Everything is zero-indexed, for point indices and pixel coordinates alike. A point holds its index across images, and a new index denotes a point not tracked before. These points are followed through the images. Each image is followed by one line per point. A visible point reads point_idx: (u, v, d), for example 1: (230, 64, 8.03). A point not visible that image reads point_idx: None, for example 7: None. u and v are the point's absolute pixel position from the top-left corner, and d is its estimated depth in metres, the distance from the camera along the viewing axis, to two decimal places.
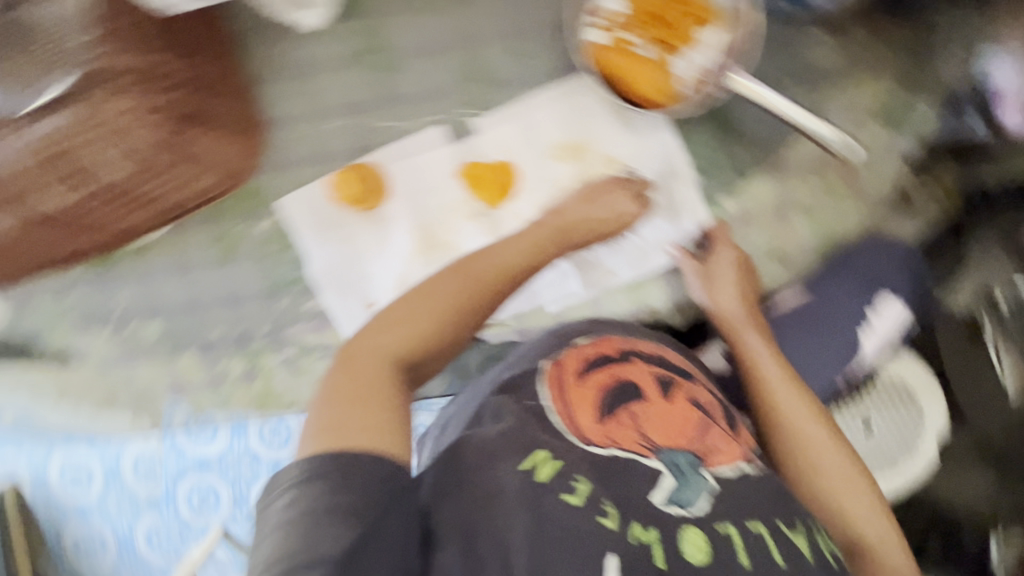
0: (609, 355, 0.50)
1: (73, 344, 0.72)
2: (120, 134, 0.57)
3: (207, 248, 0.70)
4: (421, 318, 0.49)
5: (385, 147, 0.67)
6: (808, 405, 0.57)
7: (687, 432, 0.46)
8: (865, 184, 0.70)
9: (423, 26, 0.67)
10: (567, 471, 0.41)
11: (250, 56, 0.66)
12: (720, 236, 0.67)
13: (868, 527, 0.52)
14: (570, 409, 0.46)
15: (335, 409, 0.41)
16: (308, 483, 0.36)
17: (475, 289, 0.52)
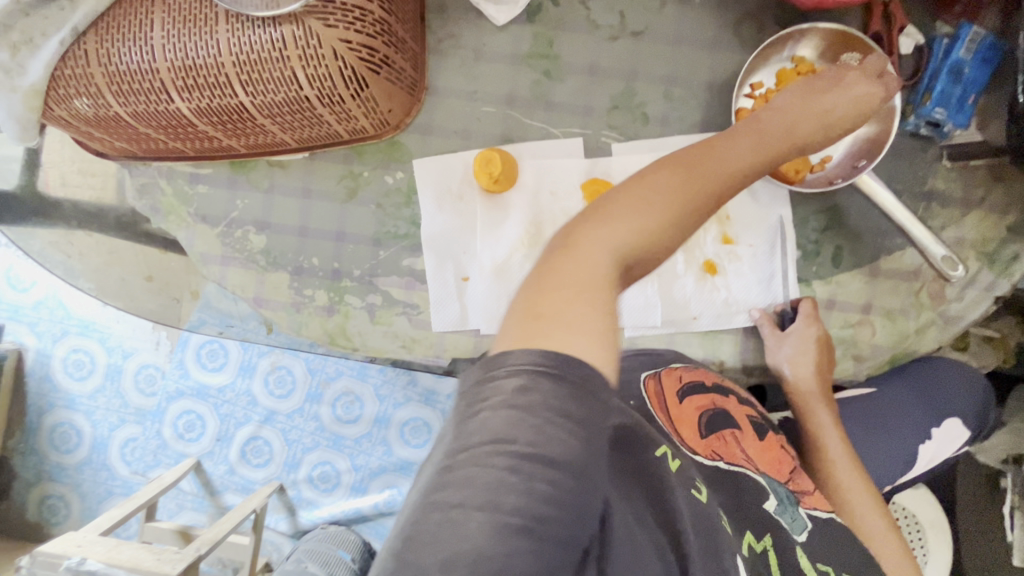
0: (704, 382, 0.53)
1: (181, 232, 0.76)
2: (311, 63, 0.58)
3: (335, 184, 0.75)
4: (654, 205, 0.40)
5: (526, 144, 0.73)
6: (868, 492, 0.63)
7: (783, 471, 0.49)
8: (952, 310, 0.71)
9: (592, 47, 0.72)
10: (689, 471, 0.42)
11: (435, 28, 0.73)
12: (810, 312, 0.68)
13: None
14: (673, 419, 0.48)
15: (531, 311, 0.36)
16: (539, 375, 0.32)
17: (690, 194, 0.41)
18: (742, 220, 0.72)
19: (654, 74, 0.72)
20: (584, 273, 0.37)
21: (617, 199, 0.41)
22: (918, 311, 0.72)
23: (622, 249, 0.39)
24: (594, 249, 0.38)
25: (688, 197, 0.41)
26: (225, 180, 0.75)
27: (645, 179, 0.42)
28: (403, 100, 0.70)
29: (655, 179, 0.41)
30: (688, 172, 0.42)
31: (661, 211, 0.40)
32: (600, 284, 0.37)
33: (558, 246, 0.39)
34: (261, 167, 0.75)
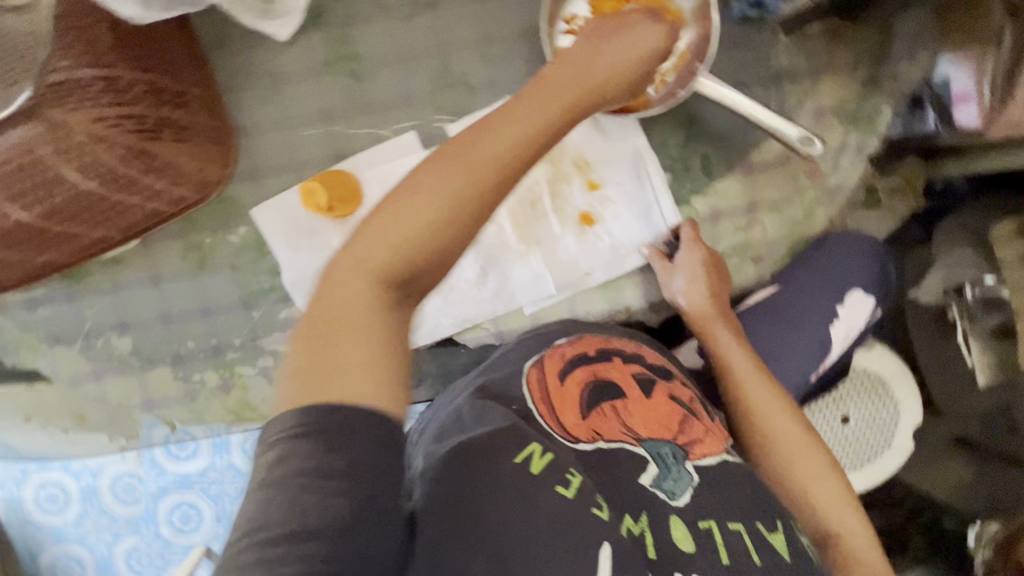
0: (589, 354, 0.50)
1: (43, 362, 0.70)
2: (85, 147, 0.53)
3: (180, 259, 0.69)
4: (413, 219, 0.38)
5: (357, 155, 0.67)
6: (778, 398, 0.58)
7: (670, 427, 0.47)
8: (832, 181, 0.69)
9: (391, 32, 0.66)
10: (559, 462, 0.41)
11: (219, 64, 0.65)
12: (691, 236, 0.66)
13: (836, 516, 0.52)
14: (552, 407, 0.46)
15: (328, 338, 0.36)
16: (296, 439, 0.32)
17: (491, 166, 0.40)
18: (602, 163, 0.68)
19: (464, 40, 0.67)
20: (376, 282, 0.37)
21: (416, 183, 0.39)
22: (802, 195, 0.69)
23: (418, 247, 0.38)
24: (388, 252, 0.38)
25: (489, 172, 0.40)
26: (64, 294, 0.69)
27: (444, 156, 0.40)
28: (210, 155, 0.63)
29: (455, 157, 0.40)
30: (494, 138, 0.41)
31: (461, 191, 0.39)
32: (394, 288, 0.38)
33: (355, 247, 0.38)
34: (95, 268, 0.69)
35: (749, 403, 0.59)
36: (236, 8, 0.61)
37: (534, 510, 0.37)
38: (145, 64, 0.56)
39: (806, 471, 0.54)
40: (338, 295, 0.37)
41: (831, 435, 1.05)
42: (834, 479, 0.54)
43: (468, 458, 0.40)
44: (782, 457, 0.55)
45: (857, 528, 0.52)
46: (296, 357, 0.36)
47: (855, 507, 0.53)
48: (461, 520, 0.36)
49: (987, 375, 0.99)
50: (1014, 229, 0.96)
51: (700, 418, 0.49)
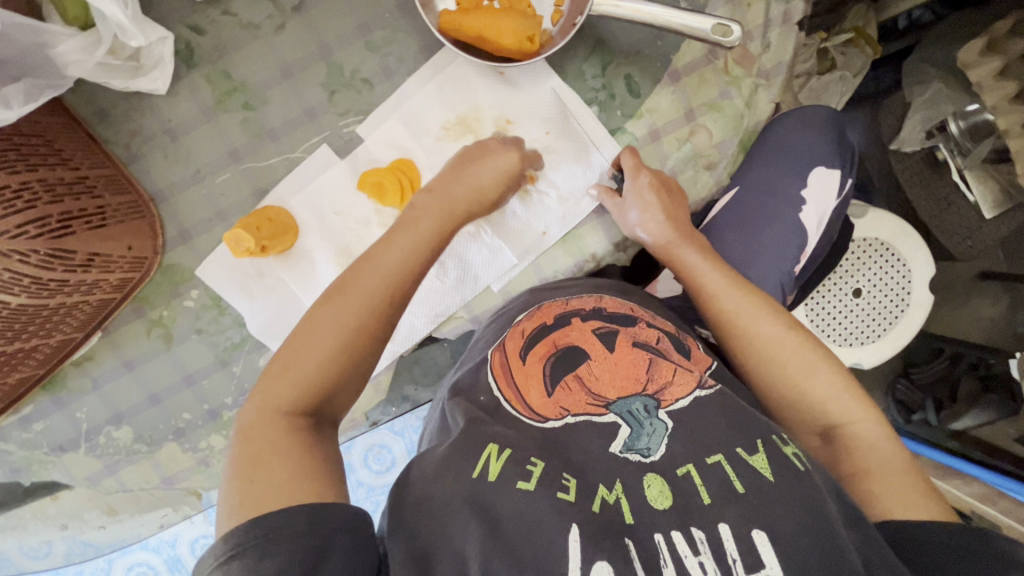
0: (546, 324, 0.57)
1: (57, 473, 0.70)
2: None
3: (147, 338, 0.67)
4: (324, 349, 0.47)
5: (277, 186, 0.64)
6: (761, 306, 0.57)
7: (638, 378, 0.52)
8: (767, 62, 0.65)
9: (270, 49, 0.62)
10: (520, 457, 0.46)
11: (114, 137, 0.63)
12: (631, 163, 0.63)
13: (837, 407, 0.52)
14: (520, 388, 0.53)
15: (271, 438, 0.44)
16: (229, 561, 0.38)
17: (403, 272, 0.52)
18: (523, 119, 0.64)
19: (346, 35, 0.63)
20: (308, 388, 0.47)
21: (345, 288, 0.50)
22: (739, 86, 0.65)
23: (337, 355, 0.48)
24: (314, 357, 0.47)
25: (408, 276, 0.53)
26: (51, 405, 0.68)
27: (365, 268, 0.52)
28: (138, 229, 0.62)
29: (372, 269, 0.52)
30: (405, 252, 0.53)
31: (371, 309, 0.50)
32: (322, 389, 0.47)
33: (291, 344, 0.48)
34: (69, 372, 0.68)
35: (731, 319, 0.57)
36: (104, 74, 0.58)
37: (491, 511, 0.43)
38: (34, 161, 0.51)
39: (796, 374, 0.54)
40: (277, 397, 0.46)
41: (844, 312, 1.00)
42: (828, 373, 0.53)
43: (427, 479, 0.46)
44: (769, 367, 0.55)
45: (859, 415, 0.52)
46: (241, 452, 0.44)
47: (855, 395, 0.52)
48: (431, 536, 0.42)
49: (992, 206, 0.98)
50: (982, 49, 0.86)
51: (666, 357, 0.54)
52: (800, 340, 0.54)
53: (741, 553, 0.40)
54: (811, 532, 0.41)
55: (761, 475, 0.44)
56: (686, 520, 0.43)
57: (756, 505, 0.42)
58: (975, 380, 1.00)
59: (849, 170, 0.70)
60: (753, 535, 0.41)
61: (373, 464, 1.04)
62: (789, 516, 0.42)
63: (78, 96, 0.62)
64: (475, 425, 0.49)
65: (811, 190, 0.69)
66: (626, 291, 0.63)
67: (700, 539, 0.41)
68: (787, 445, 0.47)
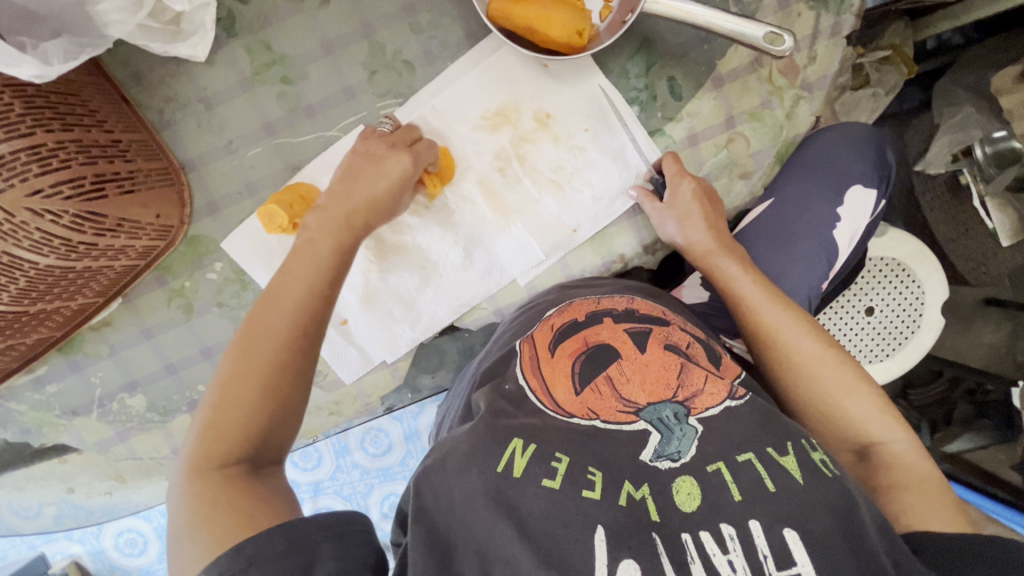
0: (577, 320, 0.57)
1: (67, 436, 0.70)
2: (25, 231, 0.47)
3: (168, 307, 0.67)
4: (240, 391, 0.47)
5: (312, 164, 0.64)
6: (799, 320, 0.57)
7: (668, 383, 0.51)
8: (811, 75, 0.64)
9: (312, 24, 0.61)
10: (544, 453, 0.46)
11: (149, 101, 0.62)
12: (674, 168, 0.62)
13: (873, 425, 0.53)
14: (547, 382, 0.53)
15: (207, 496, 0.43)
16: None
17: (314, 304, 0.52)
18: (564, 112, 0.64)
19: (391, 15, 0.61)
20: (238, 441, 0.46)
21: (258, 331, 0.49)
22: (781, 97, 0.64)
23: (260, 400, 0.47)
24: (243, 404, 0.46)
25: (325, 284, 0.53)
26: (65, 367, 0.67)
27: (257, 336, 0.49)
28: (167, 197, 0.61)
29: (280, 304, 0.51)
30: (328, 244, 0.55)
31: (286, 348, 0.49)
32: (256, 433, 0.46)
33: (227, 394, 0.47)
34: (88, 336, 0.67)
35: (772, 332, 0.57)
36: (143, 37, 0.56)
37: (516, 509, 0.43)
38: (70, 121, 0.51)
39: (835, 393, 0.54)
40: (198, 456, 0.45)
41: (856, 330, 1.01)
42: (868, 394, 0.54)
43: (449, 470, 0.46)
44: (805, 382, 0.55)
45: (897, 436, 0.53)
46: (194, 502, 0.43)
47: (892, 414, 0.53)
48: (455, 530, 0.43)
49: (1009, 234, 0.96)
50: (1016, 77, 0.84)
51: (694, 363, 0.53)
52: (838, 358, 0.55)
53: (772, 548, 0.41)
54: (837, 535, 0.42)
55: (792, 476, 0.45)
56: (716, 516, 0.43)
57: (785, 504, 0.43)
58: (970, 404, 1.02)
59: (885, 190, 0.70)
60: (783, 532, 0.42)
61: (368, 447, 1.04)
62: (817, 518, 0.42)
63: (116, 58, 0.60)
64: (497, 418, 0.49)
65: (845, 208, 0.68)
66: (655, 294, 0.63)
67: (730, 536, 0.42)
68: (815, 451, 0.47)
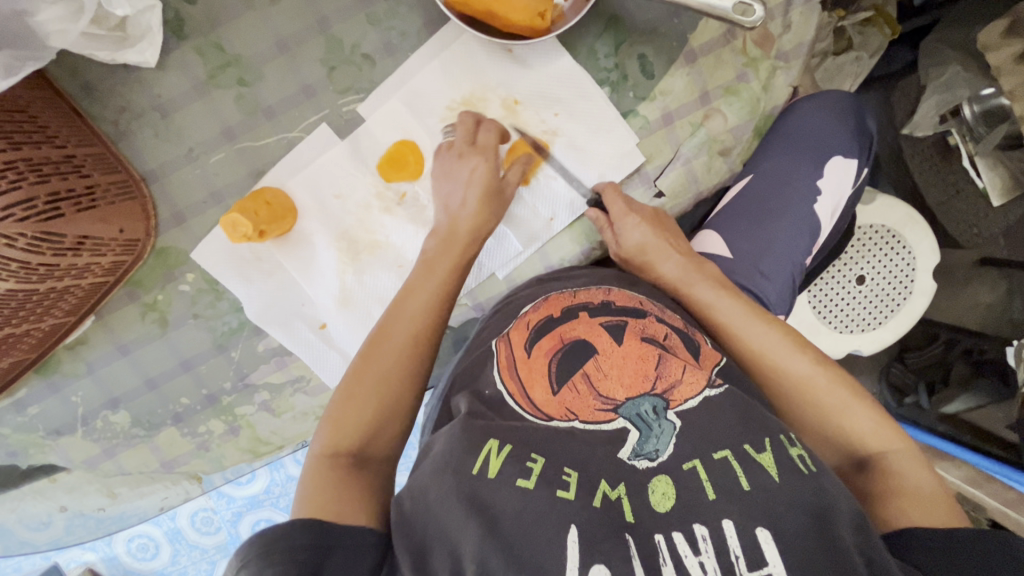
0: (553, 316, 0.56)
1: (54, 456, 0.69)
2: None
3: (143, 322, 0.65)
4: (375, 395, 0.51)
5: (276, 167, 0.62)
6: (787, 337, 0.56)
7: (647, 374, 0.51)
8: (787, 43, 0.62)
9: (265, 21, 0.59)
10: (520, 453, 0.45)
11: (103, 112, 0.60)
12: (617, 197, 0.62)
13: (871, 438, 0.52)
14: (524, 383, 0.52)
15: (324, 477, 0.46)
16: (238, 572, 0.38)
17: (430, 318, 0.55)
18: (534, 98, 0.62)
19: (346, 7, 0.59)
20: (355, 434, 0.49)
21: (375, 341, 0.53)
22: (756, 69, 0.62)
23: (377, 401, 0.51)
24: (374, 405, 0.50)
25: (438, 299, 0.56)
26: (45, 388, 0.66)
27: (382, 344, 0.53)
28: (130, 212, 0.59)
29: (402, 318, 0.54)
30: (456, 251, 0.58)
31: (404, 358, 0.53)
32: (373, 429, 0.50)
33: (349, 388, 0.51)
34: (64, 356, 0.66)
35: (757, 351, 0.56)
36: (89, 46, 0.55)
37: (489, 509, 0.42)
38: (17, 139, 0.49)
39: (826, 410, 0.53)
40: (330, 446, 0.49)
41: (847, 300, 1.00)
42: (864, 408, 0.53)
43: (426, 472, 0.46)
44: (799, 402, 0.54)
45: (894, 446, 0.51)
46: (312, 482, 0.46)
47: (890, 424, 0.52)
48: (430, 530, 0.43)
49: (1000, 193, 0.94)
50: (1004, 30, 0.81)
51: (673, 353, 0.53)
52: (829, 374, 0.54)
53: (744, 548, 0.40)
54: (811, 533, 0.41)
55: (768, 475, 0.44)
56: (691, 516, 0.42)
57: (760, 502, 0.42)
58: (968, 364, 0.99)
59: (866, 158, 0.68)
60: (758, 531, 0.41)
61: None
62: (791, 517, 0.42)
63: (64, 70, 0.58)
64: (474, 419, 0.48)
65: (827, 180, 0.66)
66: (634, 282, 0.62)
67: (703, 537, 0.41)
68: (795, 446, 0.47)
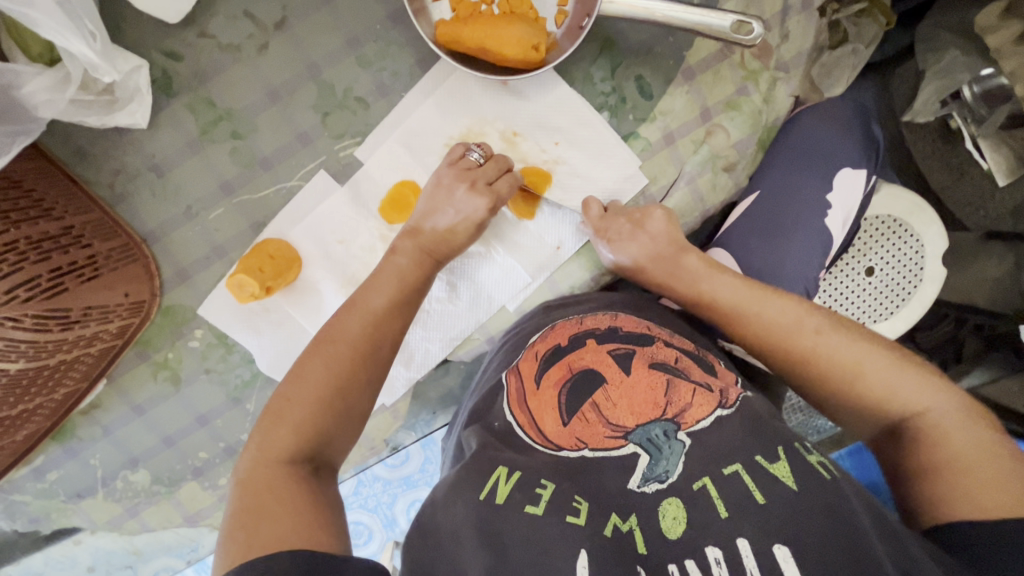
0: (560, 346, 0.56)
1: (78, 519, 0.69)
2: None
3: (154, 381, 0.65)
4: (330, 394, 0.48)
5: (276, 219, 0.61)
6: (791, 305, 0.54)
7: (657, 401, 0.51)
8: (785, 54, 0.61)
9: (254, 72, 0.57)
10: (530, 479, 0.47)
11: (99, 175, 0.59)
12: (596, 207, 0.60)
13: (902, 398, 0.48)
14: (534, 415, 0.53)
15: (267, 486, 0.42)
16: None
17: (387, 315, 0.53)
18: (533, 129, 0.61)
19: (336, 50, 0.58)
20: (303, 436, 0.46)
21: (332, 336, 0.51)
22: (756, 81, 0.61)
23: (329, 400, 0.48)
24: (326, 402, 0.48)
25: (402, 298, 0.55)
26: (62, 454, 0.66)
27: (335, 342, 0.51)
28: (134, 274, 0.58)
29: (357, 315, 0.53)
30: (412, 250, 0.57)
31: (358, 357, 0.51)
32: (323, 430, 0.47)
33: (296, 386, 0.48)
34: (79, 421, 0.65)
35: (766, 327, 0.54)
36: (77, 112, 0.53)
37: (499, 536, 0.43)
38: (16, 217, 0.48)
39: (845, 378, 0.50)
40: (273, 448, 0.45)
41: (857, 292, 0.98)
42: (885, 362, 0.50)
43: (438, 504, 0.47)
44: (818, 376, 0.52)
45: (927, 402, 0.47)
46: (254, 490, 0.42)
47: (921, 377, 0.49)
48: (439, 561, 0.43)
49: (1005, 172, 0.95)
50: (1001, 13, 0.80)
51: (684, 377, 0.52)
52: (844, 334, 0.51)
53: (761, 567, 0.40)
54: (834, 542, 0.40)
55: (785, 484, 0.44)
56: (703, 538, 0.43)
57: (775, 517, 0.42)
58: (981, 340, 0.98)
59: (875, 167, 0.66)
60: (776, 550, 0.41)
61: (387, 462, 0.97)
62: (812, 527, 0.41)
63: (56, 137, 0.57)
64: (486, 451, 0.50)
65: (837, 193, 0.65)
66: (641, 307, 0.62)
67: (717, 560, 0.41)
68: (811, 454, 0.48)
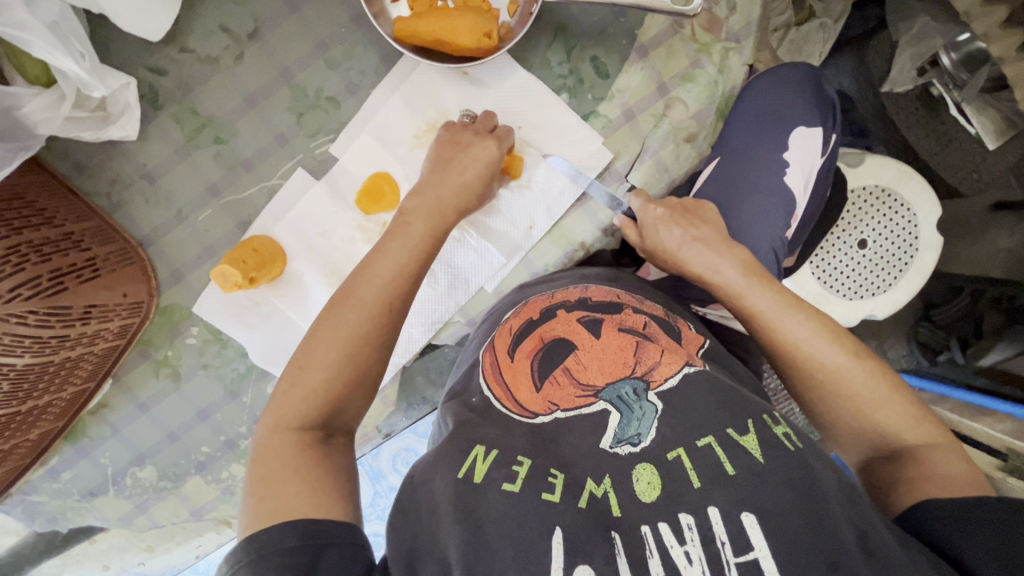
0: (532, 319, 0.56)
1: (92, 517, 0.72)
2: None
3: (156, 379, 0.68)
4: (342, 357, 0.48)
5: (261, 215, 0.65)
6: (822, 326, 0.51)
7: (627, 361, 0.51)
8: (735, 24, 0.63)
9: (231, 81, 0.62)
10: (507, 457, 0.45)
11: (98, 186, 0.64)
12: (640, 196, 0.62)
13: (907, 432, 0.47)
14: (509, 386, 0.52)
15: (282, 453, 0.44)
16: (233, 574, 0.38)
17: (399, 281, 0.52)
18: (497, 109, 0.63)
19: (305, 56, 0.62)
20: (316, 398, 0.47)
21: (342, 300, 0.50)
22: (709, 53, 0.63)
23: (342, 364, 0.48)
24: (331, 364, 0.48)
25: (414, 262, 0.53)
26: (75, 454, 0.70)
27: (346, 305, 0.50)
28: (131, 275, 0.62)
29: (369, 280, 0.51)
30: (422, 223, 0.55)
31: (368, 321, 0.49)
32: (336, 393, 0.48)
33: (309, 350, 0.48)
34: (88, 421, 0.69)
35: (785, 344, 0.51)
36: (73, 128, 0.58)
37: (475, 515, 0.42)
38: (18, 223, 0.51)
39: (867, 405, 0.48)
40: (281, 412, 0.47)
41: (851, 266, 0.93)
42: (902, 403, 0.48)
43: (417, 484, 0.46)
44: (833, 396, 0.49)
45: (931, 442, 0.46)
46: (268, 463, 0.44)
47: (929, 423, 0.47)
48: (420, 537, 0.42)
49: (994, 136, 0.87)
50: None
51: (653, 340, 0.53)
52: (870, 368, 0.49)
53: (730, 535, 0.40)
54: (797, 509, 0.40)
55: (752, 457, 0.43)
56: (676, 506, 0.42)
57: (743, 487, 0.42)
58: (998, 313, 0.89)
59: (830, 123, 0.68)
60: (742, 517, 0.40)
61: (402, 470, 0.92)
62: (779, 496, 0.41)
63: (59, 153, 0.62)
64: (464, 430, 0.48)
65: (794, 151, 0.67)
66: (613, 278, 0.62)
67: (689, 526, 0.41)
68: (778, 425, 0.46)
